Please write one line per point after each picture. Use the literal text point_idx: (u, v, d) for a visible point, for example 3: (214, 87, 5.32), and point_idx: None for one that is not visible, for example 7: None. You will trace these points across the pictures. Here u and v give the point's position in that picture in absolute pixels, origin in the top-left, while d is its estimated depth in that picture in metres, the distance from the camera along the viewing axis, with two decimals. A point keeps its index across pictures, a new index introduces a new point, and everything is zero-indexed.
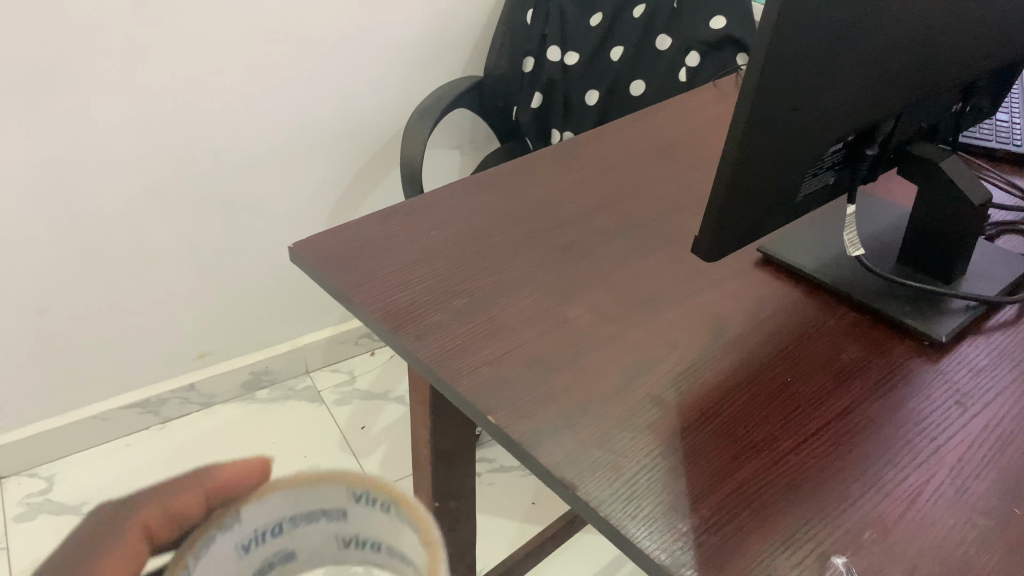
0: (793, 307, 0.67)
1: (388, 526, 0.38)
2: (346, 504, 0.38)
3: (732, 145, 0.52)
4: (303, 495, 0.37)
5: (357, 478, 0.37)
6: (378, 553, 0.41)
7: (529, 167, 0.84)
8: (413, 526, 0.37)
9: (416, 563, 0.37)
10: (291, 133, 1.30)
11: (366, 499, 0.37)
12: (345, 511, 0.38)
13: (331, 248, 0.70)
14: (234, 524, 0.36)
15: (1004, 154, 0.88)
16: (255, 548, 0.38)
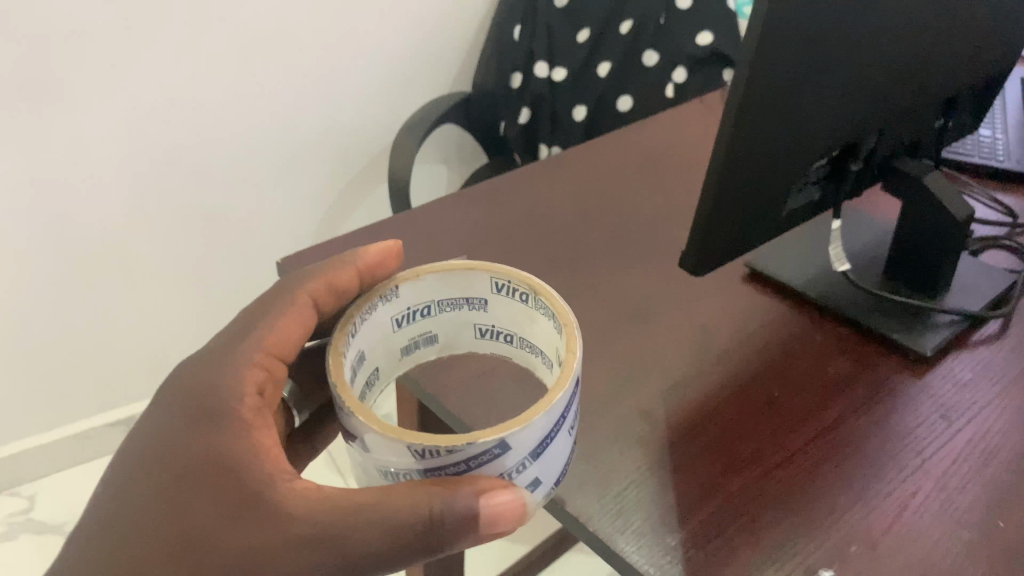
0: (779, 321, 0.67)
1: (516, 308, 0.49)
2: (488, 292, 0.49)
3: (717, 160, 0.52)
4: (458, 281, 0.49)
5: (498, 269, 0.48)
6: (508, 344, 0.53)
7: (517, 180, 0.84)
8: (549, 307, 0.46)
9: (558, 350, 0.46)
10: (278, 148, 1.30)
11: (512, 288, 0.48)
12: (484, 299, 0.50)
13: (317, 262, 0.70)
14: (389, 296, 0.47)
15: (986, 170, 0.89)
16: (413, 319, 0.50)
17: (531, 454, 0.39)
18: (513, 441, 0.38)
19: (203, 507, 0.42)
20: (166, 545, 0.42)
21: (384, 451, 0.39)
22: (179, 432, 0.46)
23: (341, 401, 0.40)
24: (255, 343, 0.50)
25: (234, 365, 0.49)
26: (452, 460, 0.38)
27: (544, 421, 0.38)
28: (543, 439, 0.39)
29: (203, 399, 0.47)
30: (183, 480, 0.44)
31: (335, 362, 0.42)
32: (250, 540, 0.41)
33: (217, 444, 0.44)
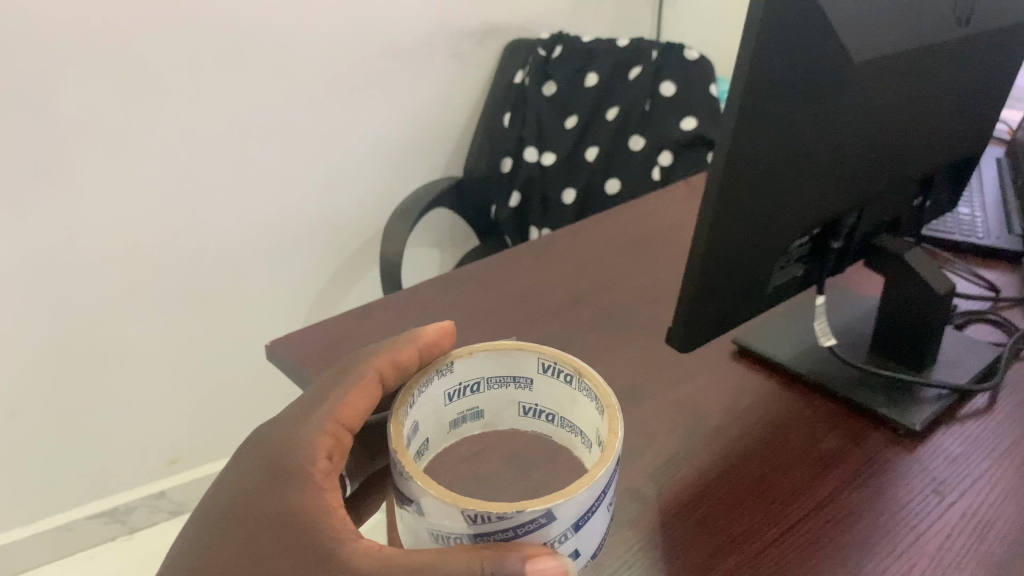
0: (769, 397, 0.67)
1: (561, 389, 0.49)
2: (535, 371, 0.49)
3: (700, 239, 0.54)
4: (507, 360, 0.49)
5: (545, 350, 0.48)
6: (551, 423, 0.52)
7: (506, 262, 0.85)
8: (592, 388, 0.46)
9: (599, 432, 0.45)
10: (272, 232, 1.32)
11: (556, 368, 0.47)
12: (531, 379, 0.50)
13: (308, 345, 0.70)
14: (444, 370, 0.48)
15: (967, 246, 0.90)
16: (461, 394, 0.50)
17: (573, 526, 0.39)
18: (560, 510, 0.37)
19: (276, 566, 0.41)
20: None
21: (437, 515, 0.38)
22: (252, 487, 0.45)
23: (399, 465, 0.40)
24: (326, 410, 0.48)
25: (304, 423, 0.47)
26: (502, 528, 0.38)
27: (589, 493, 0.38)
28: (585, 512, 0.39)
29: (276, 457, 0.46)
30: (257, 537, 0.43)
31: (395, 430, 0.43)
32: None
33: (290, 504, 0.43)
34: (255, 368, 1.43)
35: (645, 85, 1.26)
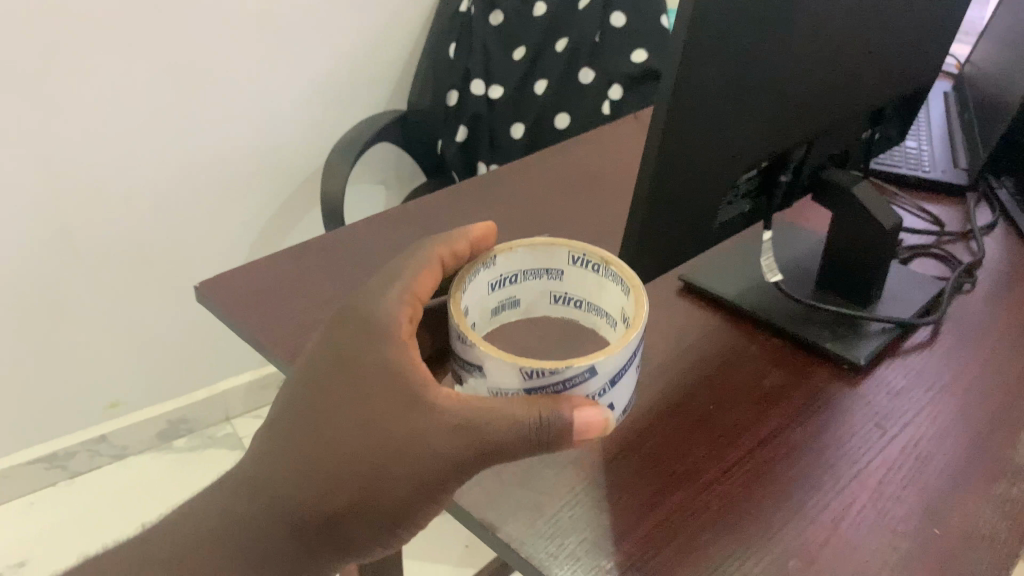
0: (715, 334, 0.66)
1: (592, 279, 0.52)
2: (565, 264, 0.53)
3: (646, 176, 0.52)
4: (540, 253, 0.52)
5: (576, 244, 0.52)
6: (579, 310, 0.56)
7: (450, 200, 0.82)
8: (618, 275, 0.50)
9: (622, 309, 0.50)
10: (208, 171, 1.26)
11: (583, 258, 0.51)
12: (563, 271, 0.53)
13: (240, 290, 0.66)
14: (492, 260, 0.51)
15: (915, 180, 0.90)
16: (504, 282, 0.53)
17: (610, 382, 0.44)
18: (601, 363, 0.43)
19: (369, 407, 0.43)
20: (343, 441, 0.42)
21: (498, 370, 0.44)
22: (337, 343, 0.46)
23: (461, 330, 0.45)
24: (403, 285, 0.49)
25: (380, 295, 0.48)
26: (551, 382, 0.43)
27: (625, 352, 0.44)
28: (620, 369, 0.44)
29: (357, 320, 0.46)
30: (344, 384, 0.44)
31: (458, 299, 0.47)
32: (420, 440, 0.42)
33: (379, 358, 0.44)
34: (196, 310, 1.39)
35: (595, 15, 1.22)
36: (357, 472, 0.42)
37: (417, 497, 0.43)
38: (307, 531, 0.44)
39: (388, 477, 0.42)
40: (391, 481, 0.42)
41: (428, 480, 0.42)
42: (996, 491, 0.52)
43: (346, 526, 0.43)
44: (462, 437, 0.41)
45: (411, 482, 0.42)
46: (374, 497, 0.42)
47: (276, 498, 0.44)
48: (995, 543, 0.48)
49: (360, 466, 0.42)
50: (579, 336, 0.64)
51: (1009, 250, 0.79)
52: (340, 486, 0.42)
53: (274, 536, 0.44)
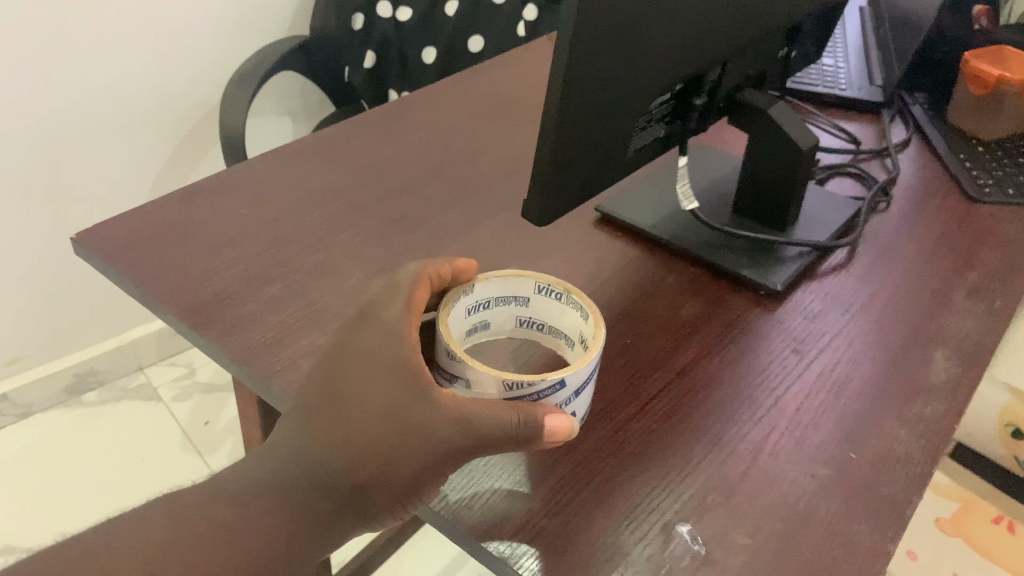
0: (633, 266, 0.64)
1: (555, 309, 0.51)
2: (531, 292, 0.51)
3: (552, 105, 0.48)
4: (506, 285, 0.50)
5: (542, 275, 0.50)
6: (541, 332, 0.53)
7: (353, 134, 0.77)
8: (581, 304, 0.48)
9: (581, 332, 0.49)
10: (97, 106, 1.17)
11: (548, 289, 0.50)
12: (529, 298, 0.51)
13: (121, 239, 0.60)
14: (469, 291, 0.48)
15: (831, 98, 0.89)
16: (476, 313, 0.50)
17: (576, 394, 0.44)
18: (572, 375, 0.43)
19: (384, 393, 0.41)
20: (359, 424, 0.41)
21: (481, 382, 0.43)
22: (353, 332, 0.44)
23: (443, 343, 0.44)
24: (405, 297, 0.44)
25: (389, 298, 0.45)
26: (528, 394, 0.43)
27: (591, 363, 0.44)
28: (585, 380, 0.45)
29: (366, 317, 0.44)
30: (352, 373, 0.42)
31: (443, 318, 0.46)
32: (435, 425, 0.40)
33: (392, 348, 0.42)
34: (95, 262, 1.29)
35: None
36: (373, 455, 0.40)
37: (431, 478, 0.41)
38: (326, 508, 0.42)
39: (402, 459, 0.40)
40: (406, 464, 0.40)
41: (442, 463, 0.41)
42: (911, 412, 0.52)
43: (363, 504, 0.41)
44: (472, 424, 0.40)
45: (427, 465, 0.40)
46: (389, 479, 0.40)
47: (295, 473, 0.42)
48: (909, 464, 0.49)
49: (377, 448, 0.40)
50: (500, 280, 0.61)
51: (923, 167, 0.79)
52: (357, 466, 0.40)
53: (292, 509, 0.42)
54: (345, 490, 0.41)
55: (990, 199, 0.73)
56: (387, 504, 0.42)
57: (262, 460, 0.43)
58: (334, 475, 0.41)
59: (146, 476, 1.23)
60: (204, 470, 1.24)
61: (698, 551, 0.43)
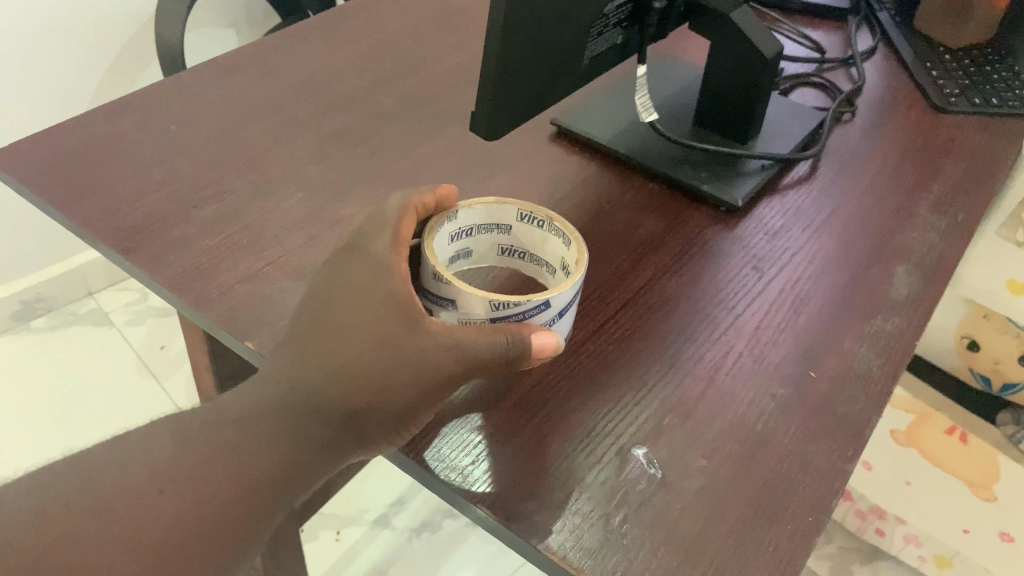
0: (589, 182, 0.62)
1: (539, 239, 0.48)
2: (513, 222, 0.48)
3: (498, 9, 0.45)
4: (489, 210, 0.47)
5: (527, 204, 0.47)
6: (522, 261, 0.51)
7: (292, 44, 0.73)
8: (563, 232, 0.46)
9: (563, 259, 0.47)
10: (20, 20, 1.07)
11: (530, 216, 0.47)
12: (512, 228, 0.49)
13: (39, 159, 0.56)
14: (453, 217, 0.46)
15: (796, 5, 0.85)
16: (458, 239, 0.48)
17: (558, 314, 0.43)
18: (557, 296, 0.41)
19: (376, 321, 0.39)
20: (351, 350, 0.38)
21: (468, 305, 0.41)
22: (341, 265, 0.41)
23: (431, 267, 0.42)
24: (392, 232, 0.42)
25: (376, 232, 0.42)
26: (513, 314, 0.41)
27: (575, 284, 0.42)
28: (569, 301, 0.43)
29: (353, 249, 0.42)
30: (344, 304, 0.40)
31: (429, 243, 0.44)
32: (428, 353, 0.38)
33: (380, 280, 0.40)
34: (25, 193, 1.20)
35: None
36: (368, 381, 0.38)
37: (423, 406, 0.39)
38: (322, 437, 0.39)
39: (394, 386, 0.38)
40: (398, 391, 0.38)
41: (433, 392, 0.39)
42: (872, 328, 0.51)
43: (356, 433, 0.39)
44: (466, 349, 0.39)
45: (420, 393, 0.38)
46: (381, 406, 0.38)
47: (291, 401, 0.39)
48: (868, 382, 0.48)
49: (370, 373, 0.38)
50: None
51: (888, 76, 0.77)
52: (352, 392, 0.38)
53: (293, 438, 0.39)
54: (341, 417, 0.39)
55: (955, 109, 0.71)
56: (379, 434, 0.39)
57: (255, 387, 0.40)
58: (328, 402, 0.38)
59: (104, 407, 1.18)
60: (174, 408, 1.19)
61: (654, 475, 0.42)
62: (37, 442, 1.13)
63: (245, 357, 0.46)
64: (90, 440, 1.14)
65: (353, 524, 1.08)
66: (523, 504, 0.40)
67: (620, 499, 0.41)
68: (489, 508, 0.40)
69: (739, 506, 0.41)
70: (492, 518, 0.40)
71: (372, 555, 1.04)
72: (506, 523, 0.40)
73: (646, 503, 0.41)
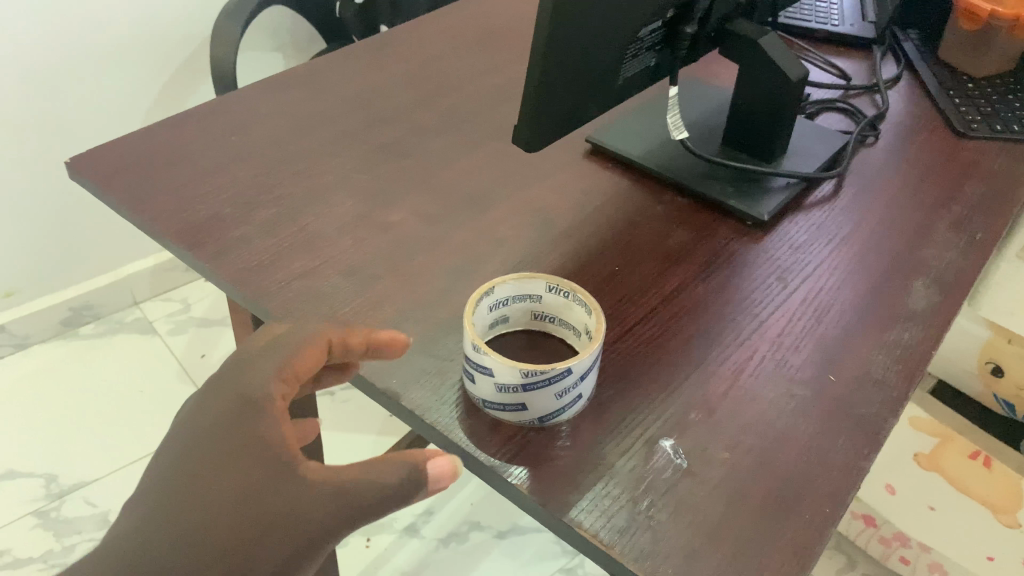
0: (621, 197, 0.65)
1: (567, 310, 0.49)
2: (545, 296, 0.49)
3: (542, 29, 0.49)
4: (521, 282, 0.49)
5: (556, 279, 0.49)
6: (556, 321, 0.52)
7: (341, 64, 0.77)
8: (587, 305, 0.47)
9: (586, 327, 0.48)
10: (83, 39, 1.14)
11: (557, 289, 0.49)
12: (544, 300, 0.50)
13: (110, 163, 0.61)
14: (490, 292, 0.48)
15: (823, 35, 0.89)
16: (496, 310, 0.49)
17: (581, 378, 0.44)
18: (578, 363, 0.43)
19: (247, 471, 0.36)
20: (222, 504, 0.36)
21: (499, 372, 0.43)
22: (211, 405, 0.39)
23: (469, 339, 0.44)
24: (280, 362, 0.40)
25: (260, 360, 0.40)
26: (543, 381, 0.43)
27: (595, 351, 0.44)
28: (590, 366, 0.45)
29: (228, 386, 0.39)
30: (217, 449, 0.37)
31: (468, 315, 0.46)
32: (305, 501, 0.36)
33: (254, 422, 0.38)
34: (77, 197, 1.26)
35: None
36: (222, 549, 0.35)
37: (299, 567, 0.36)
38: None
39: (268, 547, 0.35)
40: (274, 548, 0.35)
41: (312, 546, 0.36)
42: (889, 337, 0.53)
43: None
44: (348, 495, 0.36)
45: (294, 554, 0.36)
46: None
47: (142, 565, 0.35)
48: (885, 386, 0.50)
49: (242, 532, 0.35)
50: (487, 207, 0.61)
51: (912, 103, 0.79)
52: (223, 551, 0.35)
53: None
54: None
55: (977, 134, 0.74)
56: None
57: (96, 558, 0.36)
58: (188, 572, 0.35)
59: (148, 411, 1.23)
60: None
61: (679, 464, 0.45)
62: (81, 443, 1.17)
63: None
64: (136, 440, 1.18)
65: (383, 530, 1.10)
66: (556, 487, 0.43)
67: (646, 485, 0.44)
68: (525, 488, 0.43)
69: (759, 496, 0.43)
70: (528, 496, 0.43)
71: (401, 562, 1.07)
72: (541, 502, 0.42)
73: (672, 489, 0.44)
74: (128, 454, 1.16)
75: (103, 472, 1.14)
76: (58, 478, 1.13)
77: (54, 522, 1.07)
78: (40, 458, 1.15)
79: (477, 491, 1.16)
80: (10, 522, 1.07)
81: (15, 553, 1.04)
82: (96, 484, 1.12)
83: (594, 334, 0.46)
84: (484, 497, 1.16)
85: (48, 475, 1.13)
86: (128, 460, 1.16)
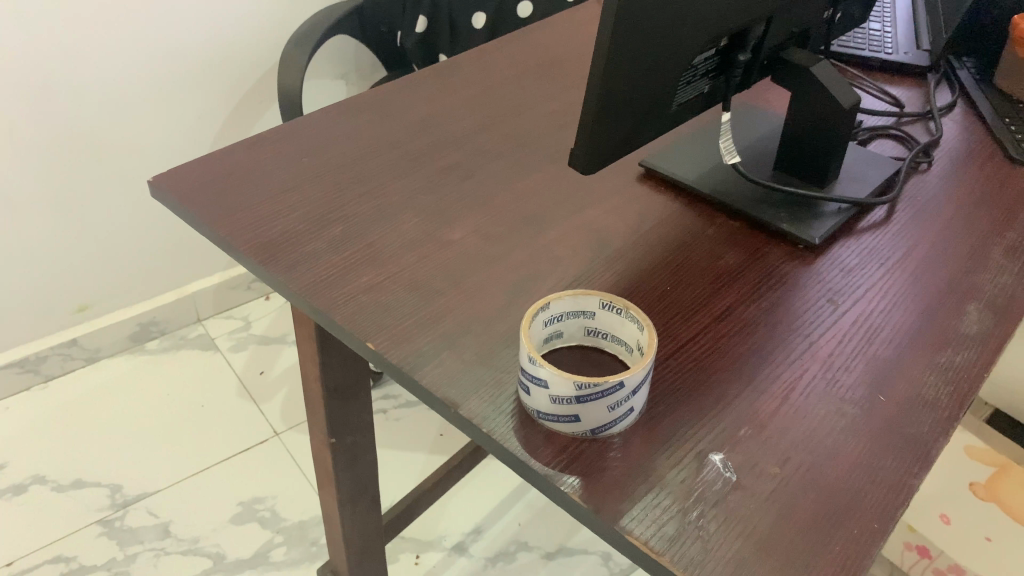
0: (674, 219, 0.67)
1: (619, 326, 0.51)
2: (599, 312, 0.51)
3: (601, 56, 0.51)
4: (576, 298, 0.50)
5: (610, 296, 0.50)
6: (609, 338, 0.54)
7: (407, 90, 0.80)
8: (640, 321, 0.49)
9: (638, 344, 0.50)
10: (160, 66, 1.20)
11: (611, 305, 0.50)
12: (597, 316, 0.51)
13: (191, 180, 0.64)
14: (546, 307, 0.50)
15: (877, 62, 0.89)
16: (551, 324, 0.51)
17: (633, 391, 0.46)
18: (631, 376, 0.44)
19: None
20: None
21: (554, 384, 0.45)
22: None
23: (526, 351, 0.46)
24: None
25: None
26: (596, 394, 0.44)
27: (648, 366, 0.45)
28: (642, 380, 0.46)
29: None
30: None
31: (525, 329, 0.48)
32: None
33: None
34: (148, 215, 1.32)
35: None
36: None
37: None
38: None
39: None
40: None
41: None
42: (940, 359, 0.54)
43: None
44: None
45: None
46: None
47: None
48: (936, 406, 0.50)
49: None
50: (545, 227, 0.64)
51: (966, 130, 0.80)
52: None
53: None
54: None
55: None
56: None
57: None
58: None
59: (208, 425, 1.27)
60: (271, 430, 1.27)
61: (729, 477, 0.46)
62: (142, 455, 1.21)
63: (366, 356, 0.52)
64: (196, 453, 1.22)
65: (432, 548, 1.12)
66: (608, 495, 0.44)
67: (696, 496, 0.45)
68: (578, 495, 0.44)
69: (808, 510, 0.44)
70: (581, 503, 0.44)
71: None
72: (594, 508, 0.44)
73: (721, 501, 0.45)
74: (189, 466, 1.20)
75: (165, 483, 1.18)
76: (122, 488, 1.17)
77: (118, 530, 1.11)
78: (106, 467, 1.19)
79: (526, 510, 1.17)
80: (76, 528, 1.11)
81: (81, 558, 1.07)
82: (159, 494, 1.16)
83: (647, 349, 0.47)
84: (532, 516, 1.17)
85: (113, 484, 1.17)
86: (189, 472, 1.19)
